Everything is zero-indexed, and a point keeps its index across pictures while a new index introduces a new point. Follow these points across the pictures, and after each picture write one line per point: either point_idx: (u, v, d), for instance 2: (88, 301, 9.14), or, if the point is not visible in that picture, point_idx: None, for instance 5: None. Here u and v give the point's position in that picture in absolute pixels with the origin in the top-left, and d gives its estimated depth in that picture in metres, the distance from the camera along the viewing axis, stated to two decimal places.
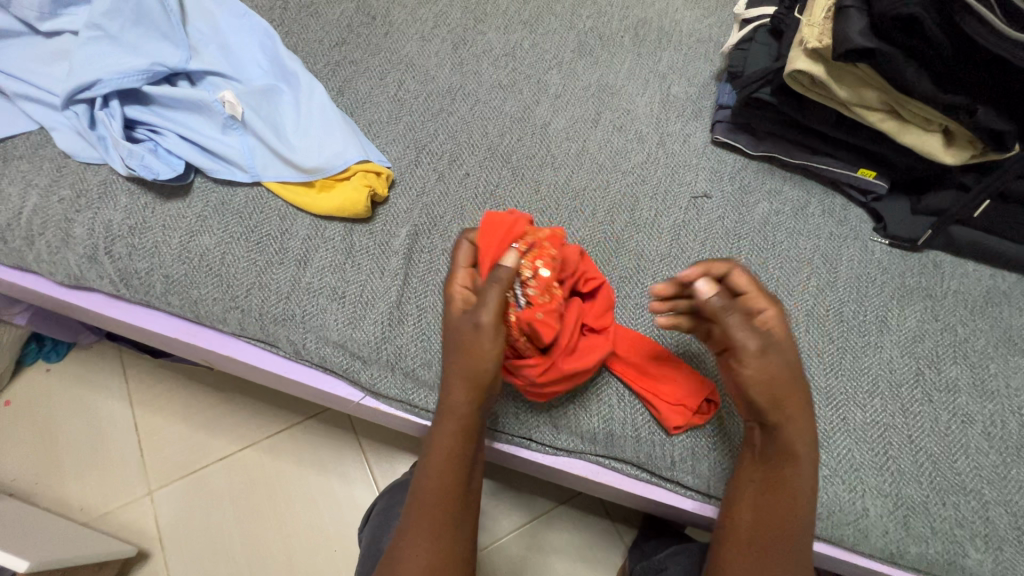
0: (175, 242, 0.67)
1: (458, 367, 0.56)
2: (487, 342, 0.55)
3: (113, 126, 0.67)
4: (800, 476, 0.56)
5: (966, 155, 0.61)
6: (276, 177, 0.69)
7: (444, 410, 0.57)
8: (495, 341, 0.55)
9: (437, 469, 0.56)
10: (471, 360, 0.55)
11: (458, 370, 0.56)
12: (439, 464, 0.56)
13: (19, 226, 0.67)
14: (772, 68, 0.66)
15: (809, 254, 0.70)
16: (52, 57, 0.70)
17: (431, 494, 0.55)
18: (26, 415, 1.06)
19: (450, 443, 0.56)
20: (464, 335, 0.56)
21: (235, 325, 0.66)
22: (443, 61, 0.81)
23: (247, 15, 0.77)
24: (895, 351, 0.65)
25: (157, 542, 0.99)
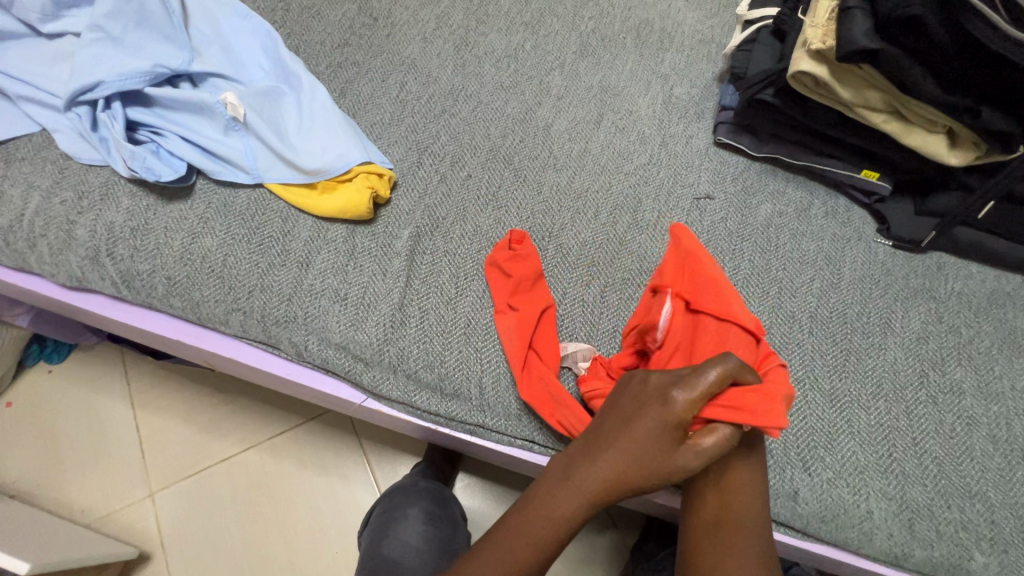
0: (177, 244, 0.67)
1: (614, 450, 0.49)
2: (650, 437, 0.48)
3: (115, 127, 0.66)
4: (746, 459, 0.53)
5: (971, 156, 0.61)
6: (278, 178, 0.69)
7: (573, 479, 0.50)
8: (670, 446, 0.47)
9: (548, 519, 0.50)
10: (633, 455, 0.48)
11: (615, 452, 0.49)
12: (551, 515, 0.50)
13: (21, 227, 0.67)
14: (775, 69, 0.66)
15: (812, 255, 0.70)
16: (55, 58, 0.70)
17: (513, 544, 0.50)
18: (28, 417, 1.06)
19: (562, 518, 0.50)
20: (640, 419, 0.49)
21: (237, 327, 0.66)
22: (445, 62, 0.81)
23: (249, 17, 0.77)
24: (899, 353, 0.65)
25: (158, 544, 0.98)
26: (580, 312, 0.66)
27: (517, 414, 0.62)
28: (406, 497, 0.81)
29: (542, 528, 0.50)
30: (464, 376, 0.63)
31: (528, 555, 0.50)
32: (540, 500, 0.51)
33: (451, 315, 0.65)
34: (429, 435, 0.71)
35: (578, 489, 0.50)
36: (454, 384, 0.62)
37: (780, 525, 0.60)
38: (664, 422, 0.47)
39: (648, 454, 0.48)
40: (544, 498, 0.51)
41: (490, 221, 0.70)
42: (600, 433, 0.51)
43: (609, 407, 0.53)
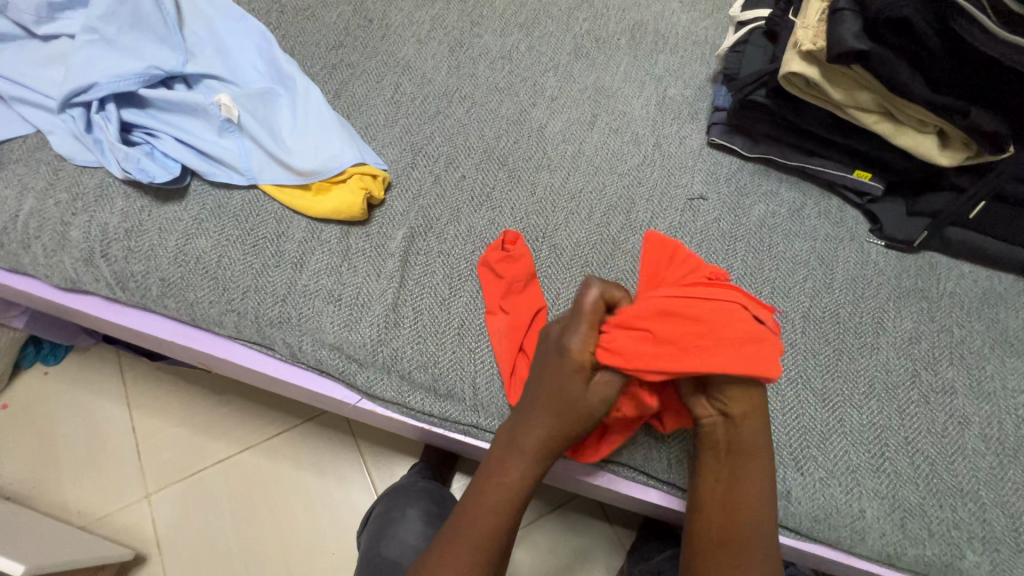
0: (172, 245, 0.67)
1: (542, 409, 0.56)
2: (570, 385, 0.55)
3: (110, 128, 0.67)
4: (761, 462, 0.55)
5: (961, 156, 0.61)
6: (272, 179, 0.69)
7: (514, 445, 0.56)
8: (585, 386, 0.55)
9: (497, 470, 0.56)
10: (560, 405, 0.55)
11: (542, 412, 0.56)
12: (499, 467, 0.56)
13: (15, 229, 0.67)
14: (767, 70, 0.66)
15: (805, 256, 0.70)
16: (49, 60, 0.71)
17: (475, 520, 0.54)
18: (23, 419, 1.06)
19: (511, 483, 0.55)
20: (552, 369, 0.56)
21: (232, 328, 0.66)
22: (440, 64, 0.81)
23: (243, 19, 0.77)
24: (891, 353, 0.65)
25: (154, 546, 0.98)
26: None
27: (511, 413, 0.62)
28: (401, 498, 0.81)
29: (498, 497, 0.55)
30: (458, 376, 0.63)
31: (488, 527, 0.54)
32: (489, 473, 0.57)
33: (445, 316, 0.65)
34: (424, 435, 0.71)
35: (519, 452, 0.56)
36: (448, 384, 0.63)
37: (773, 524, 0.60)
38: (574, 369, 0.55)
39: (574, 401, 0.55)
40: (491, 467, 0.57)
41: (484, 222, 0.71)
42: (524, 396, 0.58)
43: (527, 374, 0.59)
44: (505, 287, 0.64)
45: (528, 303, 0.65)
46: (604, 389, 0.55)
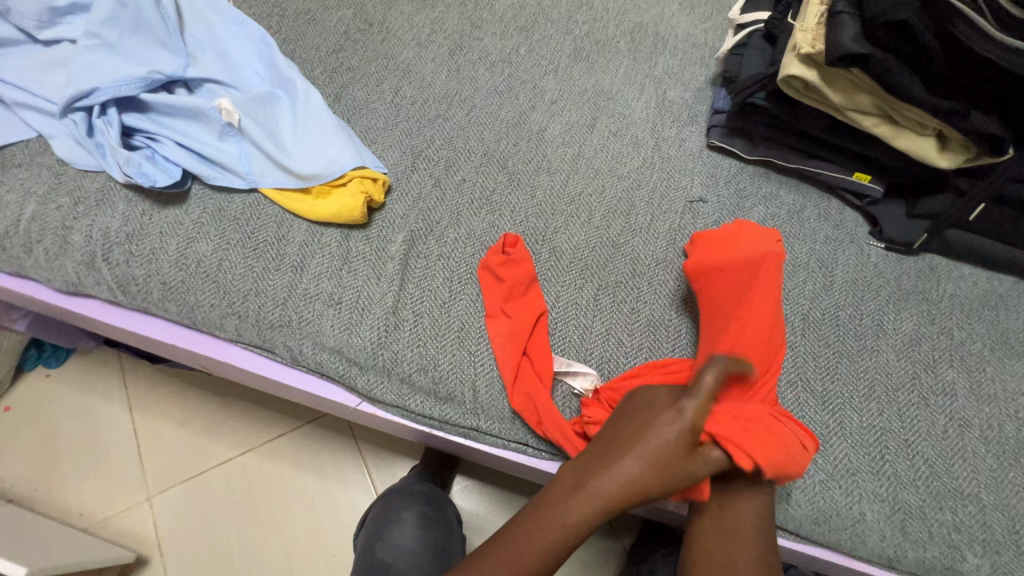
0: (173, 249, 0.67)
1: (626, 463, 0.50)
2: (667, 445, 0.49)
3: (111, 133, 0.67)
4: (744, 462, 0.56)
5: (960, 159, 0.61)
6: (273, 183, 0.69)
7: (582, 488, 0.51)
8: (682, 453, 0.49)
9: (566, 509, 0.51)
10: (650, 466, 0.50)
11: (627, 465, 0.50)
12: (570, 507, 0.51)
13: (17, 233, 0.68)
14: (766, 73, 0.66)
15: (804, 258, 0.70)
16: (51, 65, 0.71)
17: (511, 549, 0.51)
18: (26, 422, 1.06)
19: (565, 526, 0.50)
20: (658, 424, 0.50)
21: (232, 331, 0.66)
22: (440, 67, 0.82)
23: (244, 22, 0.77)
24: (891, 355, 0.65)
25: (155, 548, 0.98)
26: (573, 315, 0.66)
27: (511, 417, 0.62)
28: (401, 500, 0.81)
29: (548, 535, 0.50)
30: (458, 379, 0.63)
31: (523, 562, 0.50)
32: (546, 508, 0.52)
33: (445, 319, 0.65)
34: (424, 438, 0.71)
35: (586, 499, 0.50)
36: (449, 387, 0.63)
37: (772, 527, 0.60)
38: (678, 431, 0.49)
39: (662, 463, 0.49)
40: (558, 503, 0.52)
41: (484, 225, 0.71)
42: (617, 444, 0.52)
43: (618, 419, 0.54)
44: (506, 290, 0.65)
45: (529, 307, 0.65)
46: (698, 462, 0.50)
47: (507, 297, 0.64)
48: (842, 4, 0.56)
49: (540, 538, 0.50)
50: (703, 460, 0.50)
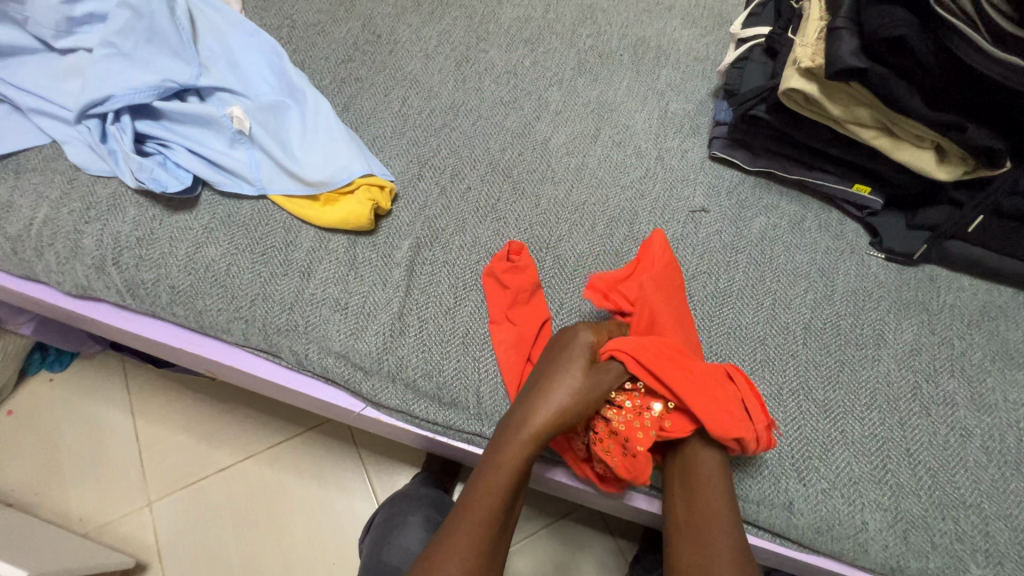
0: (182, 253, 0.68)
1: (541, 399, 0.55)
2: (574, 376, 0.56)
3: (124, 139, 0.68)
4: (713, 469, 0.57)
5: (958, 171, 0.62)
6: (282, 190, 0.70)
7: (516, 431, 0.55)
8: (586, 376, 0.56)
9: (507, 459, 0.55)
10: (563, 396, 0.55)
11: (542, 404, 0.55)
12: (511, 456, 0.55)
13: (30, 237, 0.69)
14: (767, 86, 0.67)
15: (805, 268, 0.71)
16: (67, 73, 0.72)
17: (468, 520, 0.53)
18: (29, 424, 1.08)
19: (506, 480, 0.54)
20: (562, 360, 0.57)
21: (239, 335, 0.67)
22: (446, 78, 0.83)
23: (255, 33, 0.79)
24: (892, 365, 0.65)
25: (154, 554, 0.99)
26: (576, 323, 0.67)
27: None
28: (403, 505, 0.81)
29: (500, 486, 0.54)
30: (462, 385, 0.63)
31: (483, 527, 0.52)
32: (487, 470, 0.55)
33: (450, 325, 0.66)
34: (427, 444, 0.72)
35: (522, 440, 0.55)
36: (453, 392, 0.63)
37: (773, 534, 0.60)
38: (580, 357, 0.57)
39: (573, 391, 0.55)
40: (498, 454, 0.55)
41: (489, 233, 0.72)
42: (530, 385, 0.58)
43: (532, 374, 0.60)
44: (508, 299, 0.65)
45: (532, 315, 0.66)
46: (603, 378, 0.57)
47: (508, 309, 0.65)
48: (841, 20, 0.57)
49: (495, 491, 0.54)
50: (605, 374, 0.58)
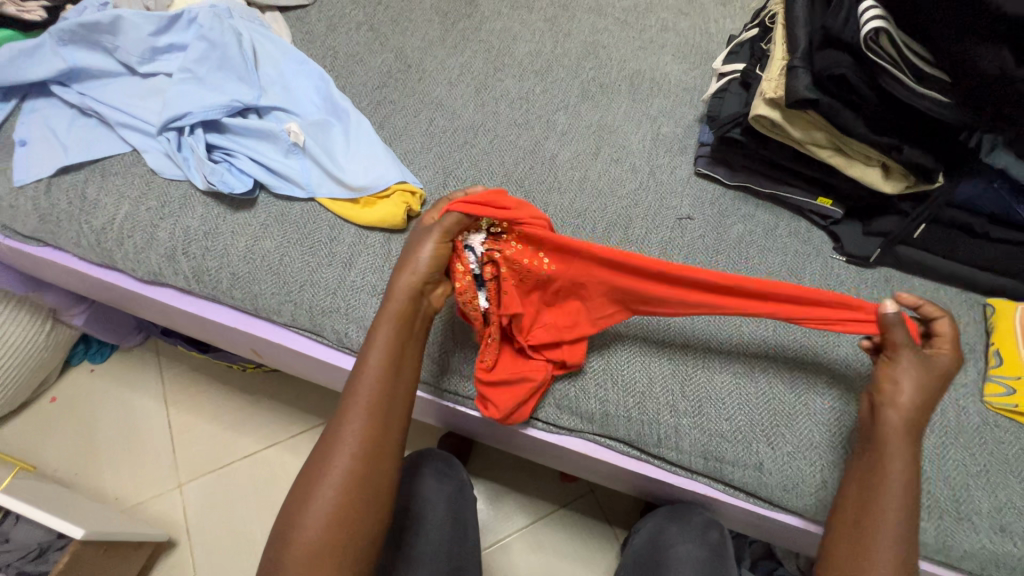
0: (242, 246, 0.80)
1: (397, 280, 0.65)
2: (423, 247, 0.66)
3: (198, 148, 0.81)
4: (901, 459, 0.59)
5: (902, 185, 0.74)
6: (328, 194, 0.82)
7: (383, 312, 0.64)
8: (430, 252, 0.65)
9: (379, 341, 0.63)
10: (409, 274, 0.65)
11: (394, 282, 0.65)
12: (382, 337, 0.63)
13: (112, 229, 0.81)
14: (741, 112, 0.80)
15: (776, 268, 0.82)
16: (147, 93, 0.86)
17: (355, 401, 0.61)
18: (70, 412, 1.27)
19: (376, 358, 0.62)
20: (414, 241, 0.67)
21: (288, 316, 0.78)
22: (467, 102, 0.96)
23: (305, 62, 0.92)
24: (850, 350, 0.76)
25: (183, 530, 1.16)
26: None
27: None
28: None
29: (376, 363, 0.62)
30: None
31: (366, 398, 0.61)
32: (363, 352, 0.63)
33: None
34: (447, 414, 0.82)
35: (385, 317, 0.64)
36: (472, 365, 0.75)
37: (748, 494, 0.71)
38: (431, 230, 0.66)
39: (418, 268, 0.65)
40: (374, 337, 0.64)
41: None
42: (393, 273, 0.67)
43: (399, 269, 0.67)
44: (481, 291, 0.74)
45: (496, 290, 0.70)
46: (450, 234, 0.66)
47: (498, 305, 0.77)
48: (797, 60, 0.70)
49: (374, 367, 0.62)
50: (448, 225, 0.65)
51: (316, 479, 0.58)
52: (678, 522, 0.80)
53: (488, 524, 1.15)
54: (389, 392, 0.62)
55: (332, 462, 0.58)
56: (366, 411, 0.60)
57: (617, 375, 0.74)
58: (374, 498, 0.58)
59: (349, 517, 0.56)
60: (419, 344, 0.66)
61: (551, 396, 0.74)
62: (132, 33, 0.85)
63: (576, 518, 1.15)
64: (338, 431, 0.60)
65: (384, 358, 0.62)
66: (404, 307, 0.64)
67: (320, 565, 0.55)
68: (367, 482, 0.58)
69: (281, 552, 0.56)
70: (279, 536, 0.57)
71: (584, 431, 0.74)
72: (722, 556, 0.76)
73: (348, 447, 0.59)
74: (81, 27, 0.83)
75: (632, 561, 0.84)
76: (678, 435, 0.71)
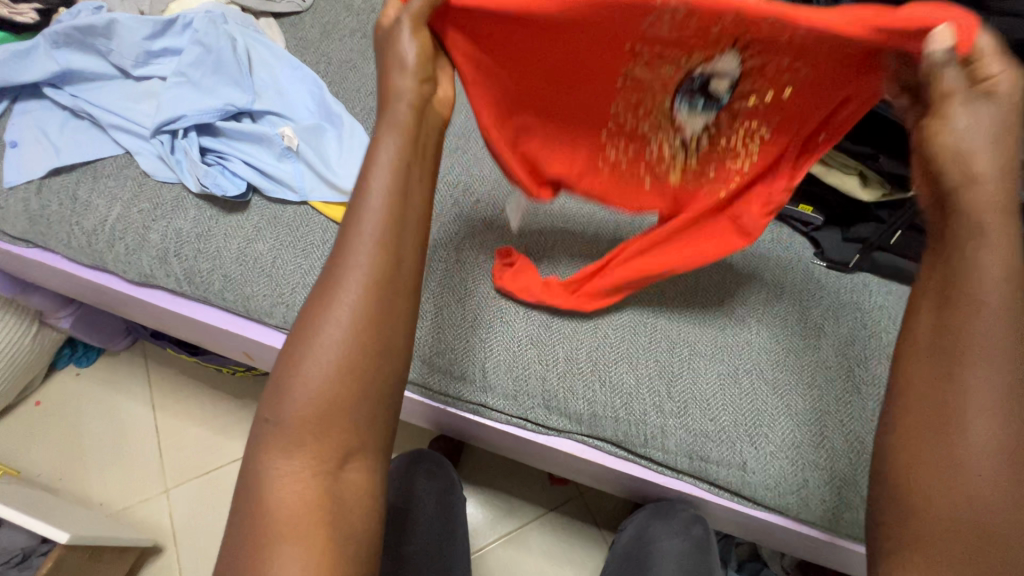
0: (234, 248, 0.80)
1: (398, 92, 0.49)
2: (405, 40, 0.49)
3: (192, 150, 0.81)
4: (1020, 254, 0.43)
5: (879, 193, 0.77)
6: (321, 198, 0.83)
7: (383, 122, 0.49)
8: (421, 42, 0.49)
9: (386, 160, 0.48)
10: (397, 88, 0.49)
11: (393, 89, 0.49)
12: (389, 155, 0.48)
13: (104, 232, 0.81)
14: None
15: (760, 273, 0.84)
16: (142, 97, 0.86)
17: (358, 239, 0.47)
18: (56, 415, 1.25)
19: (375, 184, 0.47)
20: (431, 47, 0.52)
21: (280, 318, 0.78)
22: (459, 109, 0.98)
23: (300, 67, 0.93)
24: (831, 352, 0.78)
25: (171, 535, 1.15)
26: (570, 309, 0.79)
27: (513, 396, 0.75)
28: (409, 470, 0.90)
29: (379, 185, 0.47)
30: (470, 361, 0.76)
31: (366, 234, 0.46)
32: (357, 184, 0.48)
33: (461, 310, 0.78)
34: (437, 416, 0.84)
35: (391, 122, 0.48)
36: (462, 366, 0.76)
37: (732, 494, 0.73)
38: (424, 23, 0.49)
39: (407, 70, 0.49)
40: (375, 155, 0.48)
41: (494, 236, 0.85)
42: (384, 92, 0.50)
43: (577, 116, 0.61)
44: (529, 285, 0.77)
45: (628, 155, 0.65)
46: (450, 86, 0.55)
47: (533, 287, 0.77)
48: None
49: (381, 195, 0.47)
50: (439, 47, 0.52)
51: (312, 330, 0.45)
52: (663, 516, 0.83)
53: (478, 527, 1.15)
54: (400, 228, 0.47)
55: (327, 327, 0.45)
56: (372, 255, 0.46)
57: (604, 375, 0.75)
58: (382, 373, 0.46)
59: (355, 391, 0.45)
60: (418, 174, 0.50)
61: (538, 396, 0.75)
62: (127, 36, 0.86)
63: (566, 522, 1.16)
64: (336, 279, 0.46)
65: (390, 186, 0.47)
66: (403, 121, 0.49)
67: (311, 452, 0.44)
68: (373, 353, 0.46)
69: (279, 406, 0.45)
70: (275, 389, 0.46)
71: (573, 431, 0.75)
72: (705, 550, 0.80)
73: (349, 297, 0.45)
74: (76, 30, 0.83)
75: (623, 556, 0.88)
76: (665, 436, 0.73)
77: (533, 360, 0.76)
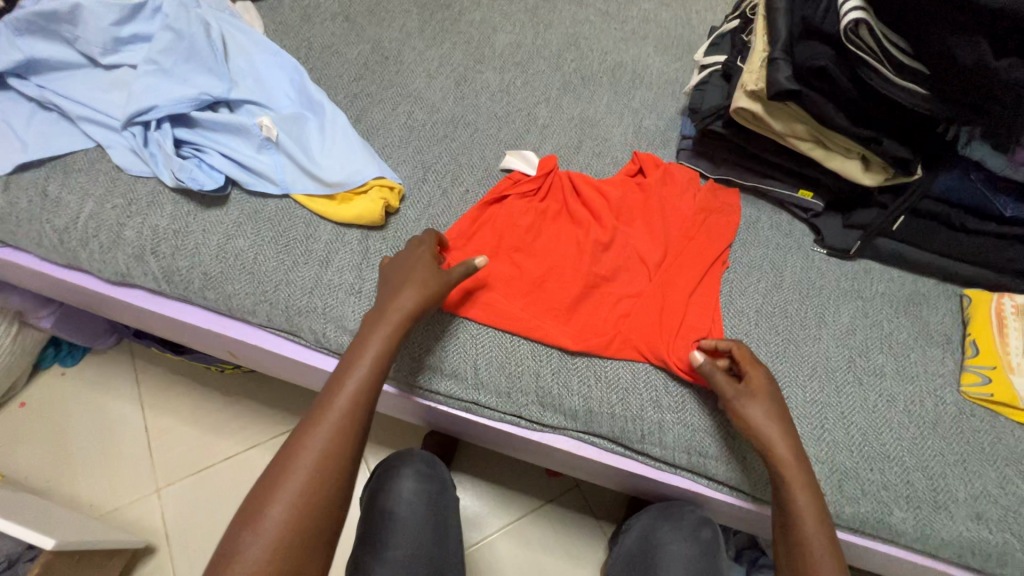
0: (214, 245, 0.77)
1: (393, 303, 0.66)
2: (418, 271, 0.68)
3: (166, 143, 0.78)
4: (807, 482, 0.61)
5: (881, 177, 0.74)
6: (303, 190, 0.80)
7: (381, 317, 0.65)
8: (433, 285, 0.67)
9: (377, 337, 0.64)
10: (395, 307, 0.66)
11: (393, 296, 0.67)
12: (381, 334, 0.64)
13: (76, 229, 0.77)
14: (722, 105, 0.80)
15: (758, 261, 0.82)
16: (112, 86, 0.82)
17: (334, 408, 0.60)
18: (42, 416, 1.23)
19: (365, 375, 0.62)
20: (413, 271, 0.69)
21: (263, 317, 0.76)
22: (447, 95, 0.94)
23: (279, 53, 0.89)
24: (832, 342, 0.76)
25: (163, 536, 1.13)
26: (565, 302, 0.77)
27: (505, 392, 0.73)
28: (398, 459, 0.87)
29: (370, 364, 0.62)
30: (461, 359, 0.74)
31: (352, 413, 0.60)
32: (353, 353, 0.64)
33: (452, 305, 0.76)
34: (429, 414, 0.82)
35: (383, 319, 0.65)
36: (453, 364, 0.73)
37: (730, 489, 0.72)
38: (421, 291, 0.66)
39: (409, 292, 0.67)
40: (366, 339, 0.64)
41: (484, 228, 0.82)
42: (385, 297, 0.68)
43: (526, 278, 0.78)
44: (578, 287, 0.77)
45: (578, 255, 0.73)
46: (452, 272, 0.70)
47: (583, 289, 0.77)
48: (777, 52, 0.69)
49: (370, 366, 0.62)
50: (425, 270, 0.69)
51: (288, 480, 0.55)
52: (669, 520, 0.82)
53: (475, 521, 1.14)
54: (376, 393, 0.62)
55: (296, 472, 0.56)
56: (345, 420, 0.59)
57: (600, 371, 0.73)
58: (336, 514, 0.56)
59: (303, 532, 0.54)
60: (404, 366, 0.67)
61: (532, 392, 0.73)
62: (94, 22, 0.81)
63: (564, 513, 1.15)
64: (314, 433, 0.58)
65: (375, 362, 0.63)
66: (396, 326, 0.65)
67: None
68: (325, 501, 0.55)
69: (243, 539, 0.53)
70: (239, 526, 0.54)
71: (569, 428, 0.73)
72: (713, 553, 0.79)
73: (317, 450, 0.57)
74: (39, 16, 0.79)
75: (627, 558, 0.86)
76: (662, 432, 0.71)
77: (527, 356, 0.74)
